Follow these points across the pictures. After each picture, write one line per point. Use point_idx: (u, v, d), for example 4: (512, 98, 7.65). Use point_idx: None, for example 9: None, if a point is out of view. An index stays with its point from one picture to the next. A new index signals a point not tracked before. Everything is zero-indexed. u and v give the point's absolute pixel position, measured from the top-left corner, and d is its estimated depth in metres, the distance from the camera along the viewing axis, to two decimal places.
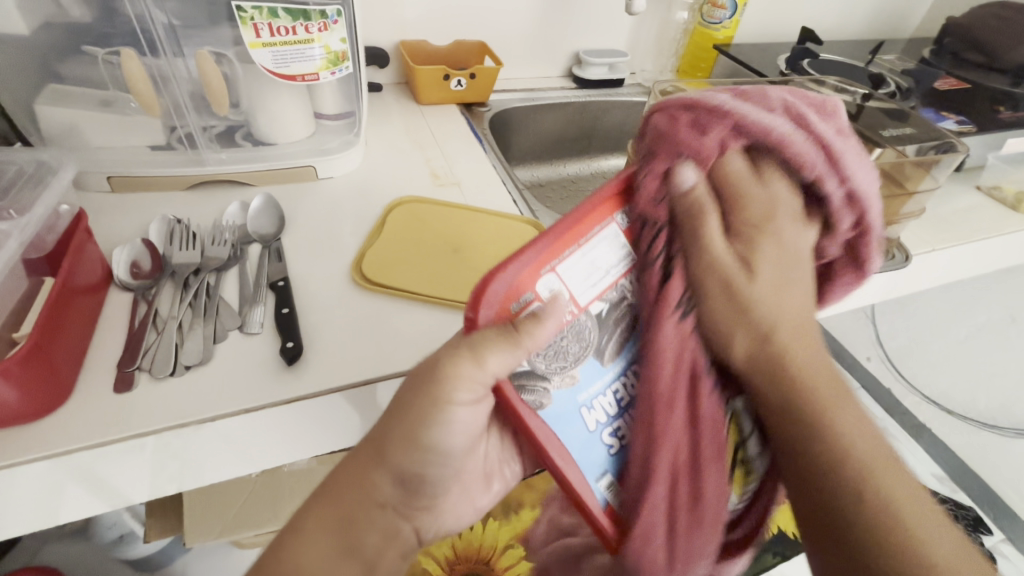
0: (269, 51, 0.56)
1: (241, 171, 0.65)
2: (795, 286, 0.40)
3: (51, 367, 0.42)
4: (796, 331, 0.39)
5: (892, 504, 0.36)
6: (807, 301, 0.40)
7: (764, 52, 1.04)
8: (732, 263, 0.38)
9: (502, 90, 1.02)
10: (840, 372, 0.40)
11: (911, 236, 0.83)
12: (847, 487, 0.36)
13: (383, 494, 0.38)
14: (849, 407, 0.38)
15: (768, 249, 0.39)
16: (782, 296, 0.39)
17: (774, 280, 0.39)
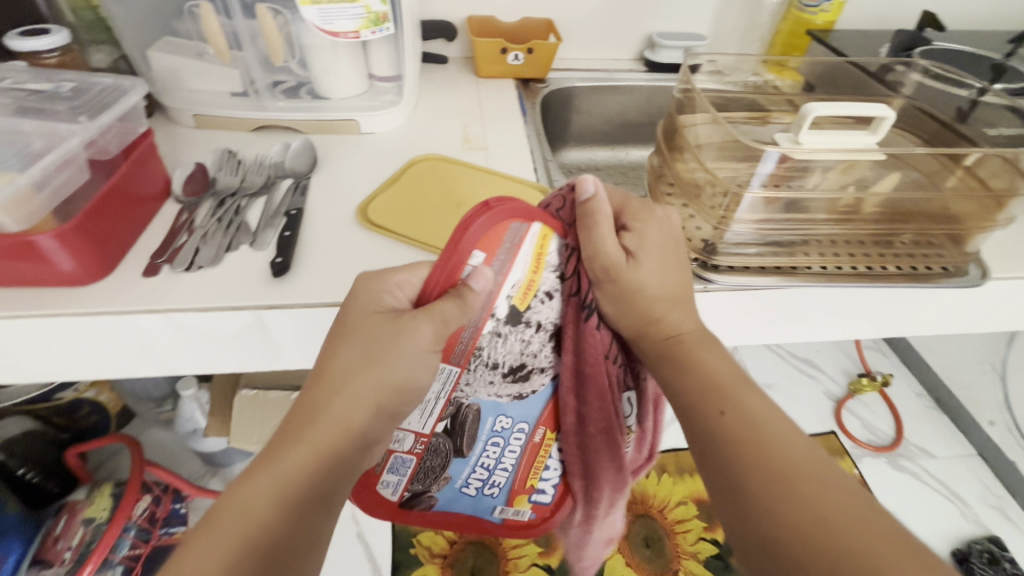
0: (317, 9, 0.63)
1: (295, 119, 0.75)
2: (681, 301, 0.50)
3: (98, 246, 0.52)
4: (696, 337, 0.48)
5: (777, 466, 0.39)
6: (689, 313, 0.50)
7: (868, 41, 0.92)
8: (619, 254, 0.46)
9: (568, 69, 1.02)
10: (745, 372, 0.46)
11: (1011, 259, 0.68)
12: (727, 442, 0.41)
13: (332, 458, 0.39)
14: (750, 397, 0.44)
15: (649, 253, 0.49)
16: (671, 300, 0.49)
17: (665, 285, 0.49)
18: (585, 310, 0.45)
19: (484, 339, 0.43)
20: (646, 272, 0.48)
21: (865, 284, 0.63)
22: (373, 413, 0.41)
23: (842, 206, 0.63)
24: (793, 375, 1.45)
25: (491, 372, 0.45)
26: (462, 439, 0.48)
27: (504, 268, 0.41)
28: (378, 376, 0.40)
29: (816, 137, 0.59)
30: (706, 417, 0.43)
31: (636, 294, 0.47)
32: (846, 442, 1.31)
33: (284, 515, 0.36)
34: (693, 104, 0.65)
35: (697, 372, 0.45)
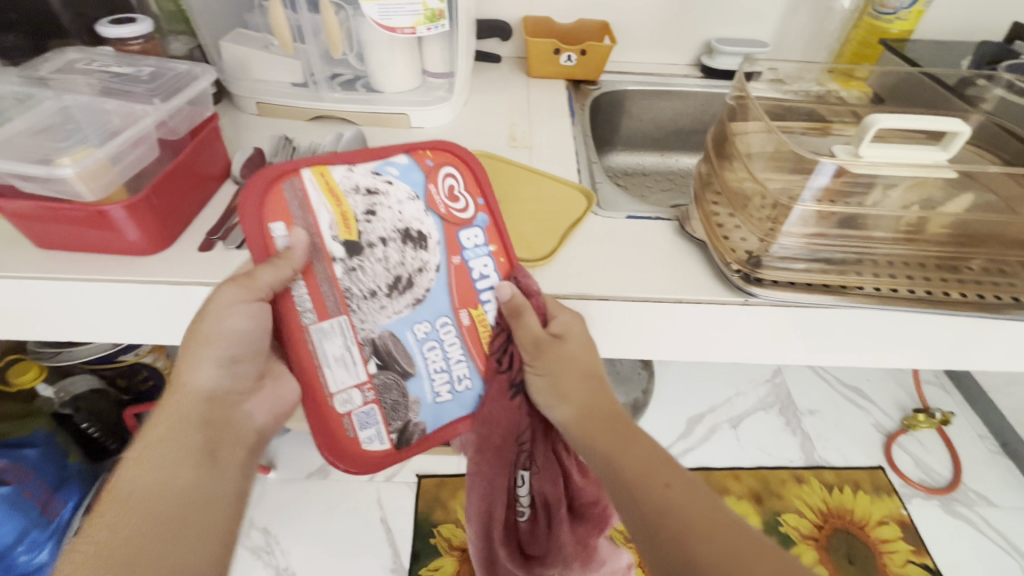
0: (377, 4, 0.65)
1: (349, 111, 0.77)
2: (601, 392, 0.52)
3: (160, 220, 0.56)
4: (624, 425, 0.49)
5: (718, 546, 0.38)
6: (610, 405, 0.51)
7: (948, 53, 0.86)
8: (542, 334, 0.52)
9: (621, 72, 1.01)
10: (670, 455, 0.46)
11: None
12: (668, 526, 0.40)
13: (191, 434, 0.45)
14: (681, 477, 0.43)
15: (576, 350, 0.53)
16: (591, 391, 0.52)
17: (580, 377, 0.52)
18: (496, 329, 0.53)
19: (342, 279, 0.48)
20: (563, 370, 0.51)
21: (923, 310, 0.59)
22: (211, 373, 0.46)
23: (905, 225, 0.59)
24: (840, 403, 1.37)
25: (377, 299, 0.49)
26: (401, 363, 0.51)
27: (310, 219, 0.47)
28: (205, 340, 0.45)
29: (879, 150, 0.55)
30: (642, 504, 0.42)
31: (561, 376, 0.51)
32: (893, 478, 1.24)
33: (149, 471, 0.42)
34: (747, 111, 0.63)
35: (633, 453, 0.46)
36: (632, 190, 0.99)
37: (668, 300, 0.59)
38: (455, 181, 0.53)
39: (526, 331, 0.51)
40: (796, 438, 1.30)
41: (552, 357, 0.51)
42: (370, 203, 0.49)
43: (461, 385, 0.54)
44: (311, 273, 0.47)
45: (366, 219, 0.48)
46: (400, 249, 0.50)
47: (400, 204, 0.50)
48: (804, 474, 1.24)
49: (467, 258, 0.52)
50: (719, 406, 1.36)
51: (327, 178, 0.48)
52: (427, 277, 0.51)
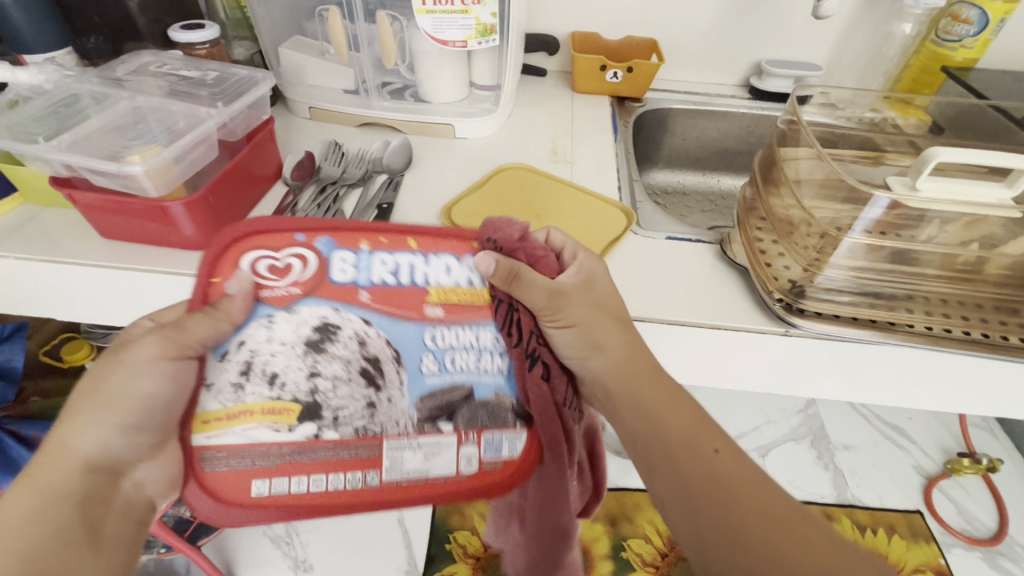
0: (431, 17, 0.67)
1: (396, 119, 0.79)
2: (631, 334, 0.51)
3: (216, 218, 0.58)
4: (651, 374, 0.48)
5: (754, 502, 0.41)
6: (643, 352, 0.50)
7: (1016, 85, 0.82)
8: (566, 285, 0.49)
9: (666, 90, 1.00)
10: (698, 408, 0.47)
11: None
12: (709, 483, 0.42)
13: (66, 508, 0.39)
14: (712, 433, 0.46)
15: (598, 283, 0.51)
16: (620, 335, 0.49)
17: (608, 320, 0.49)
18: (501, 303, 0.46)
19: (336, 434, 0.41)
20: (578, 313, 0.48)
21: (975, 353, 0.57)
22: (90, 455, 0.41)
23: (960, 264, 0.57)
24: (877, 441, 1.31)
25: (377, 401, 0.42)
26: (462, 421, 0.43)
27: (252, 459, 0.41)
28: (109, 402, 0.41)
29: (936, 185, 0.53)
30: (681, 462, 0.43)
31: (589, 325, 0.48)
32: (932, 524, 1.17)
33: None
34: (798, 137, 0.61)
35: (668, 406, 0.47)
36: (671, 209, 0.98)
37: (705, 326, 0.58)
38: (305, 262, 0.45)
39: (539, 283, 0.46)
40: (827, 472, 1.26)
41: (575, 306, 0.48)
42: (259, 373, 0.41)
43: (500, 368, 0.45)
44: (286, 468, 0.41)
45: (272, 387, 0.41)
46: (305, 361, 0.42)
47: (269, 332, 0.43)
48: (835, 512, 1.19)
49: (360, 284, 0.45)
50: (747, 433, 1.33)
51: (202, 416, 0.41)
52: (384, 344, 0.44)
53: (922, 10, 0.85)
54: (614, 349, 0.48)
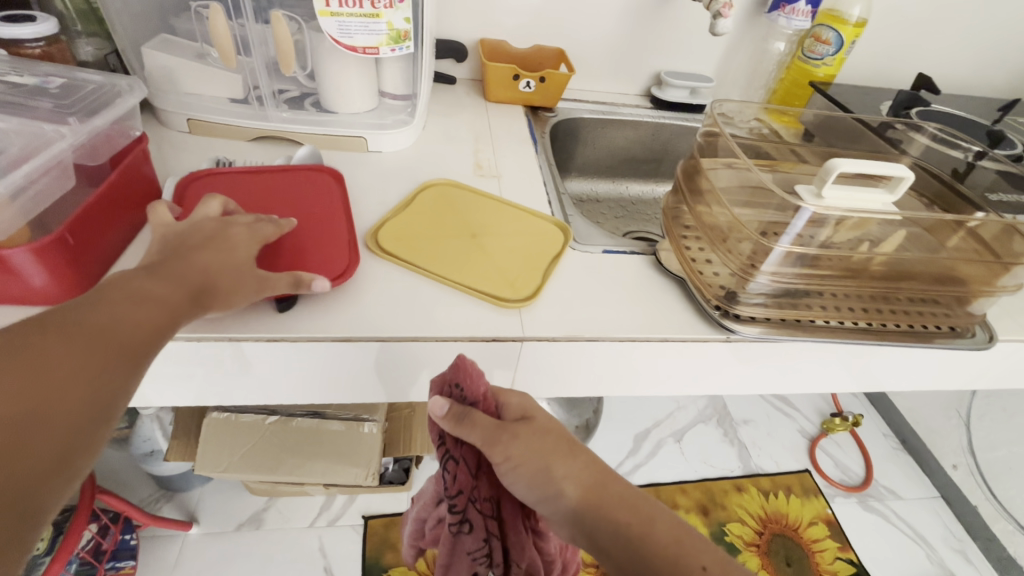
0: (336, 21, 0.60)
1: (298, 132, 0.70)
2: (554, 450, 0.46)
3: (81, 262, 0.46)
4: (586, 472, 0.46)
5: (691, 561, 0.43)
6: (572, 461, 0.46)
7: (868, 97, 0.95)
8: (488, 419, 0.46)
9: (574, 99, 1.01)
10: (641, 492, 0.47)
11: (1001, 318, 0.70)
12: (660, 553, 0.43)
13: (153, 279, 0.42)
14: (653, 510, 0.46)
15: (527, 423, 0.48)
16: (538, 447, 0.46)
17: (528, 444, 0.46)
18: (457, 442, 0.48)
19: None
20: (507, 447, 0.45)
21: (872, 341, 0.64)
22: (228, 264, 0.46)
23: (855, 263, 0.63)
24: (770, 413, 1.47)
25: None
26: None
27: None
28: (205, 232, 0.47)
29: (836, 193, 0.59)
30: (630, 547, 0.43)
31: (521, 447, 0.45)
32: (819, 481, 1.33)
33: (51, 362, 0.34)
34: (717, 149, 0.66)
35: (618, 503, 0.45)
36: (588, 217, 1.00)
37: (650, 340, 0.58)
38: None
39: (483, 421, 0.46)
40: (733, 448, 1.37)
41: (514, 442, 0.45)
42: None
43: None
44: None
45: None
46: None
47: None
48: (743, 483, 1.30)
49: None
50: (663, 421, 1.41)
51: None
52: None
53: (791, 31, 0.96)
54: (573, 475, 0.46)
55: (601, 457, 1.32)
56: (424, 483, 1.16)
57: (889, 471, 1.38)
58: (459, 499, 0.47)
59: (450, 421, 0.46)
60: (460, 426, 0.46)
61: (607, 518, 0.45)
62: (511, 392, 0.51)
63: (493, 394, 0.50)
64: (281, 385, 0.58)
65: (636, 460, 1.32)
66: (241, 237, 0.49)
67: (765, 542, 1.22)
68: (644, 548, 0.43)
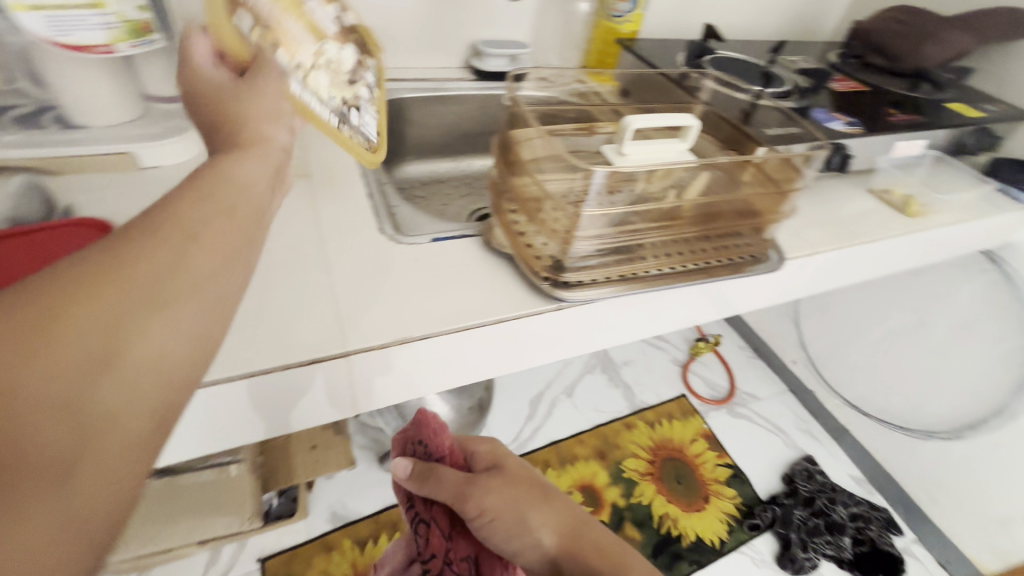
0: (42, 16, 0.48)
1: (34, 157, 0.56)
2: (524, 494, 0.52)
3: None
4: (564, 520, 0.52)
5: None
6: (547, 516, 0.51)
7: (667, 49, 1.02)
8: (460, 475, 0.52)
9: (394, 79, 0.95)
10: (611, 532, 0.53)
11: (794, 238, 0.80)
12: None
13: (192, 210, 0.32)
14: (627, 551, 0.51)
15: (496, 479, 0.53)
16: (504, 489, 0.52)
17: (497, 491, 0.52)
18: (429, 501, 0.55)
19: None
20: (478, 497, 0.51)
21: (694, 282, 0.69)
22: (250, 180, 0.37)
23: (666, 212, 0.67)
24: (645, 349, 1.59)
25: None
26: None
27: None
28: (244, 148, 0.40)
29: (636, 148, 0.62)
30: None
31: (498, 498, 0.51)
32: (694, 402, 1.47)
33: (195, 288, 0.29)
34: (524, 120, 0.64)
35: (583, 539, 0.51)
36: (432, 200, 0.96)
37: (487, 324, 0.58)
38: None
39: (452, 476, 0.52)
40: (619, 390, 1.47)
41: (485, 495, 0.51)
42: None
43: None
44: None
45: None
46: None
47: None
48: (632, 420, 1.40)
49: None
50: (553, 381, 1.46)
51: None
52: None
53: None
54: (550, 524, 0.51)
55: (500, 430, 1.33)
56: (320, 507, 1.09)
57: (748, 377, 1.57)
58: (433, 562, 0.53)
59: (414, 479, 0.54)
60: (428, 478, 0.53)
61: (582, 566, 0.49)
62: (477, 441, 0.58)
63: (467, 448, 0.58)
64: None
65: (534, 424, 1.35)
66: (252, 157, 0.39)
67: (658, 468, 1.33)
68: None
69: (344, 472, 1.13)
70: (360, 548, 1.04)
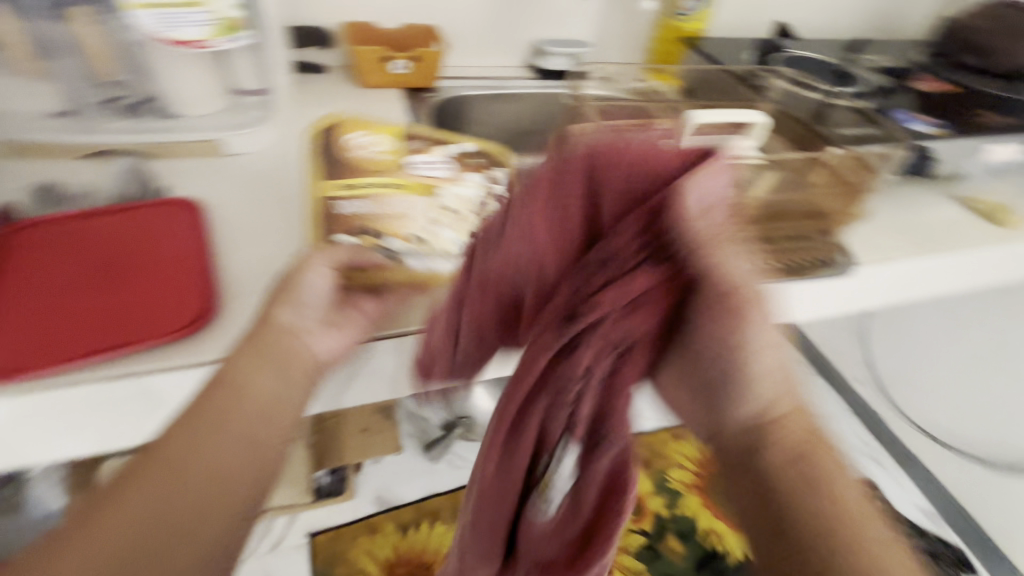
0: (155, 14, 0.54)
1: (135, 143, 0.63)
2: (751, 331, 0.50)
3: None
4: (801, 434, 0.53)
5: (855, 534, 0.47)
6: (785, 392, 0.53)
7: (734, 48, 0.99)
8: (709, 227, 0.47)
9: (457, 77, 0.98)
10: (822, 434, 0.53)
11: (866, 244, 0.76)
12: (814, 501, 0.49)
13: (210, 420, 0.37)
14: (840, 469, 0.51)
15: (727, 251, 0.48)
16: (734, 255, 0.48)
17: (739, 259, 0.48)
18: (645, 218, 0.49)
19: None
20: (728, 261, 0.48)
21: (753, 283, 0.67)
22: (272, 377, 0.41)
23: (727, 210, 0.66)
24: None
25: None
26: None
27: None
28: (268, 327, 0.43)
29: (700, 144, 0.61)
30: (816, 496, 0.49)
31: (732, 264, 0.48)
32: None
33: (196, 508, 0.34)
34: (584, 115, 0.65)
35: (817, 478, 0.49)
36: None
37: None
38: None
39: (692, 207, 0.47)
40: None
41: (720, 247, 0.48)
42: None
43: None
44: None
45: None
46: None
47: None
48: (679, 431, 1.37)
49: None
50: None
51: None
52: None
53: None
54: (774, 379, 0.52)
55: None
56: (366, 489, 1.13)
57: None
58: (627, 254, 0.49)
59: (695, 200, 0.47)
60: (667, 218, 0.47)
61: (782, 449, 0.51)
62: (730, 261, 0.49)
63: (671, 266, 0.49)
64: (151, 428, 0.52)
65: None
66: (282, 325, 0.43)
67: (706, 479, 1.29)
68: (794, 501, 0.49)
69: (390, 458, 1.16)
70: (402, 532, 1.07)
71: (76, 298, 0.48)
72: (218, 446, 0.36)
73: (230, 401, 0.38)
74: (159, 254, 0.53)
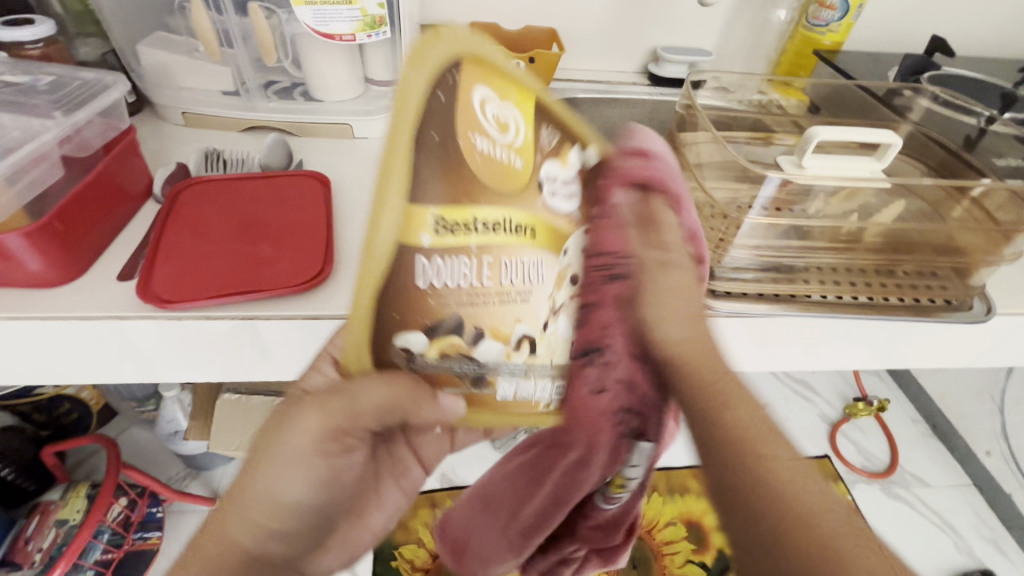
0: (312, 9, 0.62)
1: (285, 120, 0.72)
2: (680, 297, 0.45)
3: (70, 246, 0.51)
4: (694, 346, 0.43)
5: (786, 503, 0.33)
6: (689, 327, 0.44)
7: (876, 63, 0.91)
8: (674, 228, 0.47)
9: (570, 79, 0.99)
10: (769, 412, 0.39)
11: (1013, 290, 0.66)
12: (743, 455, 0.36)
13: (297, 463, 0.37)
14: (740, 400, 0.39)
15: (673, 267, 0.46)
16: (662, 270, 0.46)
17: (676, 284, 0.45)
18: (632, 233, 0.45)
19: None
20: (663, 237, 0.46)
21: (863, 317, 0.61)
22: (329, 424, 0.38)
23: (843, 234, 0.61)
24: (788, 396, 1.35)
25: None
26: None
27: None
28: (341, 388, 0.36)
29: (818, 162, 0.57)
30: (736, 453, 0.36)
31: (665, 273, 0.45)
32: (839, 466, 1.22)
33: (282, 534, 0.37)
34: (696, 122, 0.63)
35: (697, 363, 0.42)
36: None
37: None
38: None
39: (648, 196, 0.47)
40: None
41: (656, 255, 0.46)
42: None
43: None
44: None
45: None
46: None
47: None
48: None
49: None
50: None
51: None
52: None
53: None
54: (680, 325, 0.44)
55: None
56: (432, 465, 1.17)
57: None
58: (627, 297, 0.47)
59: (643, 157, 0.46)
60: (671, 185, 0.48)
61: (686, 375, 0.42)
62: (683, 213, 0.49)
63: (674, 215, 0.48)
64: (268, 364, 0.60)
65: None
66: (370, 393, 0.35)
67: None
68: (711, 441, 0.38)
69: None
70: None
71: (225, 246, 0.57)
72: (291, 468, 0.37)
73: (300, 427, 0.38)
74: (291, 216, 0.61)
